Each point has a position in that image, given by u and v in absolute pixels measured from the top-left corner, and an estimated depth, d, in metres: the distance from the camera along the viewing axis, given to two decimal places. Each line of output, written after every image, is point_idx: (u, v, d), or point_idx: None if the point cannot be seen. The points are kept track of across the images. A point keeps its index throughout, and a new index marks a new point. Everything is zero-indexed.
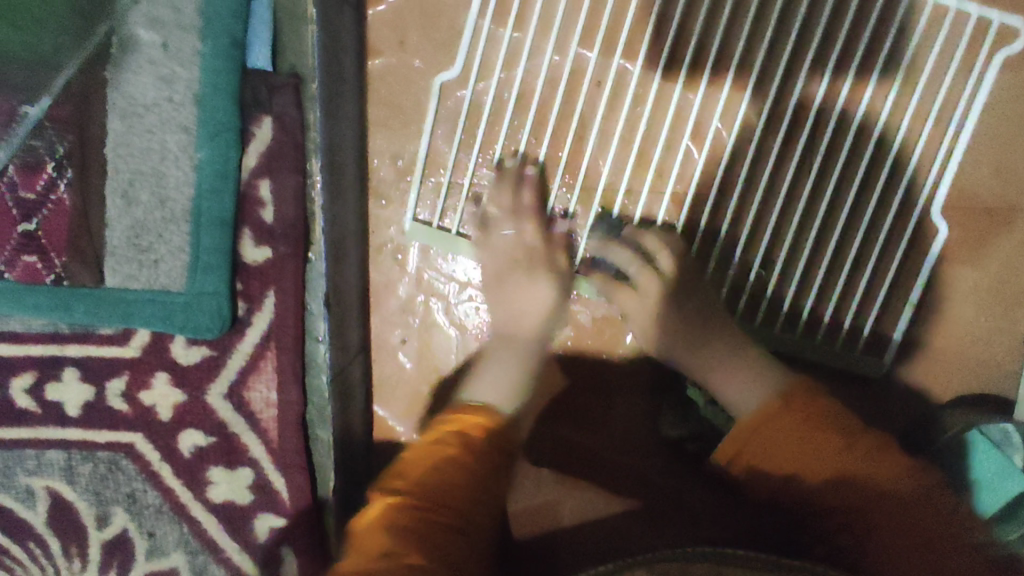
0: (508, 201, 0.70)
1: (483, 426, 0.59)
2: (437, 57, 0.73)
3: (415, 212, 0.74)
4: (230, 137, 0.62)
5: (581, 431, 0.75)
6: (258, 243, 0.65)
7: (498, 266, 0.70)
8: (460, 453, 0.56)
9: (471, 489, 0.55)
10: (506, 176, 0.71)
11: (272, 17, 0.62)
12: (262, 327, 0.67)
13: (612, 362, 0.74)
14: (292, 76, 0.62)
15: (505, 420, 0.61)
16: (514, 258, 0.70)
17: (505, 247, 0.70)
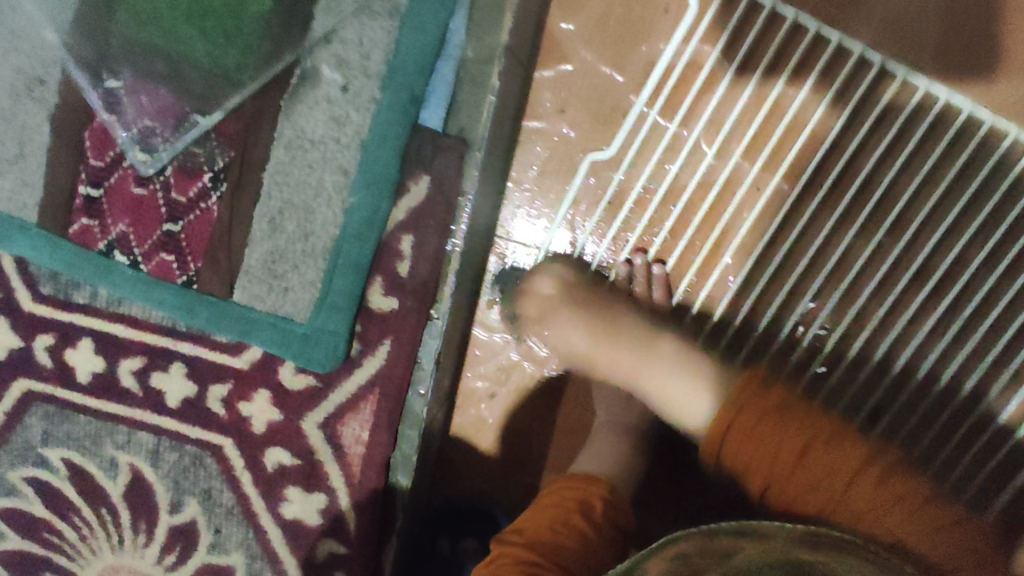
0: (638, 296, 0.71)
1: (602, 496, 0.66)
2: (593, 132, 0.72)
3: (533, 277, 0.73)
4: (386, 188, 0.62)
5: (652, 521, 0.76)
6: (386, 292, 0.65)
7: None
8: (580, 514, 0.63)
9: (582, 555, 0.59)
10: (634, 270, 0.71)
11: (454, 78, 0.61)
12: (370, 370, 0.68)
13: (699, 465, 0.76)
14: (460, 141, 0.62)
15: (613, 494, 0.67)
16: None
17: None
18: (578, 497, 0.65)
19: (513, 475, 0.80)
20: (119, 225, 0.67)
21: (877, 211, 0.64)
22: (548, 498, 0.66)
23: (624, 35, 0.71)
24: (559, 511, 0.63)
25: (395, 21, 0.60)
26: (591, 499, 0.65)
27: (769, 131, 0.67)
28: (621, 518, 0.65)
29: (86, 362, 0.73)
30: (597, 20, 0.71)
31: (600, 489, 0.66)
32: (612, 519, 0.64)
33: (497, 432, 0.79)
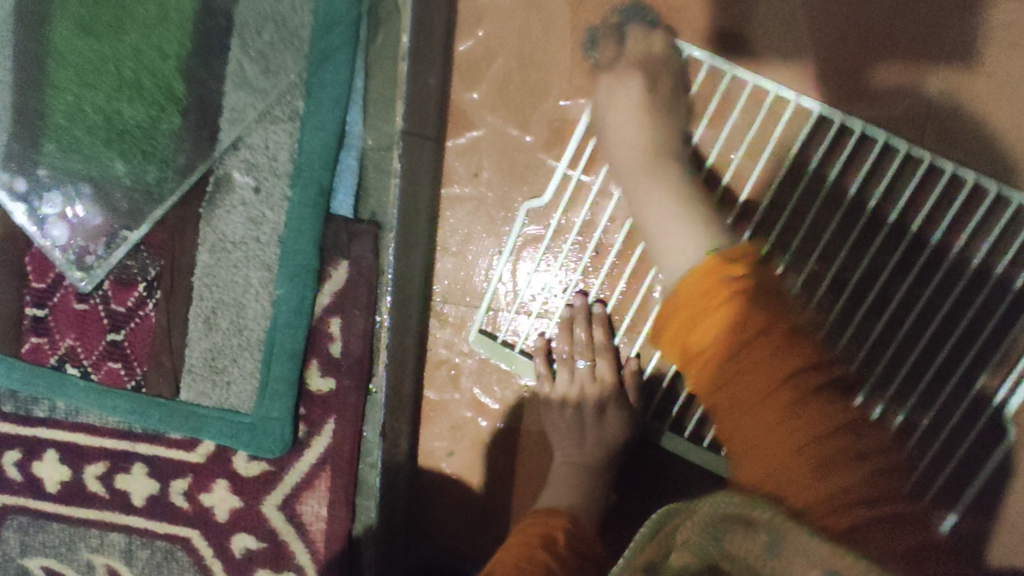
0: (583, 334, 0.72)
1: (563, 527, 0.66)
2: (509, 190, 0.75)
3: (481, 324, 0.76)
4: (308, 278, 0.65)
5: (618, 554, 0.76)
6: (324, 373, 0.68)
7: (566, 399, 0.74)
8: (541, 550, 0.62)
9: None
10: (577, 312, 0.72)
11: (358, 167, 0.65)
12: (320, 449, 0.70)
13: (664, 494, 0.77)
14: (372, 224, 0.65)
15: (573, 522, 0.67)
16: (584, 389, 0.73)
17: (578, 377, 0.74)
18: (541, 530, 0.65)
19: (482, 528, 0.80)
20: (66, 340, 0.70)
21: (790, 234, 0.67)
22: (526, 534, 0.65)
23: (524, 95, 0.73)
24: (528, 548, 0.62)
25: (295, 122, 0.63)
26: (553, 531, 0.65)
27: None
28: (585, 546, 0.65)
29: (53, 472, 0.75)
30: (497, 85, 0.74)
31: (562, 520, 0.67)
32: (577, 550, 0.64)
33: (461, 490, 0.81)
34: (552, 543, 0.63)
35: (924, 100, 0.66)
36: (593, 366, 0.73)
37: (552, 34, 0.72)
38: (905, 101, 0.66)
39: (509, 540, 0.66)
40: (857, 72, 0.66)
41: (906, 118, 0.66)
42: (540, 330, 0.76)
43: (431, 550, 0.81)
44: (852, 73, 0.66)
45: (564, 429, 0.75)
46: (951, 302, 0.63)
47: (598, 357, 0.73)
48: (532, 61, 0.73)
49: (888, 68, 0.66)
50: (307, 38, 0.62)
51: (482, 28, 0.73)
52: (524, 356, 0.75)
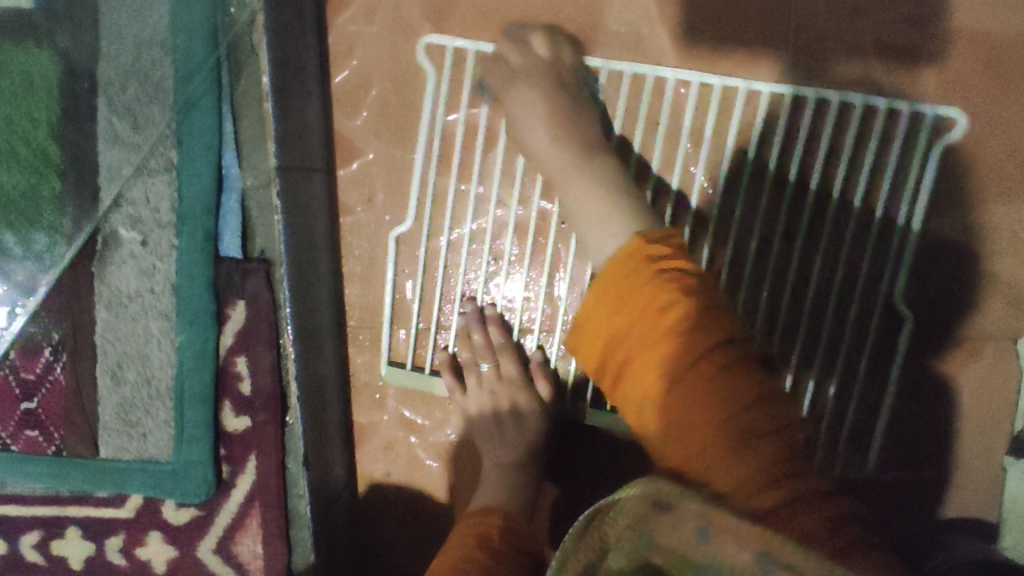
0: (478, 340, 0.75)
1: (498, 524, 0.68)
2: (405, 208, 0.77)
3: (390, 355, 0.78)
4: (206, 321, 0.66)
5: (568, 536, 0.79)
6: (238, 412, 0.69)
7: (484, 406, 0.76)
8: (477, 551, 0.63)
9: None
10: (472, 317, 0.75)
11: (241, 208, 0.67)
12: (247, 487, 0.71)
13: (602, 475, 0.78)
14: (263, 261, 0.67)
15: (509, 518, 0.69)
16: (494, 391, 0.75)
17: (486, 383, 0.76)
18: (476, 527, 0.67)
19: (429, 541, 0.81)
20: None
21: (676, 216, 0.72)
22: (469, 537, 0.66)
23: (405, 116, 0.75)
24: (469, 548, 0.64)
25: (172, 172, 0.65)
26: (495, 530, 0.67)
27: None
28: (521, 537, 0.67)
29: None
30: (378, 109, 0.76)
31: (497, 517, 0.69)
32: (517, 544, 0.66)
33: (403, 508, 0.82)
34: (495, 546, 0.65)
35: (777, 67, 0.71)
36: (497, 367, 0.75)
37: (423, 53, 0.74)
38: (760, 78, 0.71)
39: (447, 541, 0.68)
40: (714, 54, 0.72)
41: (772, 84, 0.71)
42: (444, 344, 0.78)
43: (381, 571, 0.82)
44: (702, 55, 0.72)
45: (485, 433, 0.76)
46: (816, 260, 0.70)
47: (499, 357, 0.75)
48: (408, 82, 0.75)
49: (741, 43, 0.71)
50: (172, 90, 0.64)
51: (357, 57, 0.75)
52: (433, 375, 0.77)
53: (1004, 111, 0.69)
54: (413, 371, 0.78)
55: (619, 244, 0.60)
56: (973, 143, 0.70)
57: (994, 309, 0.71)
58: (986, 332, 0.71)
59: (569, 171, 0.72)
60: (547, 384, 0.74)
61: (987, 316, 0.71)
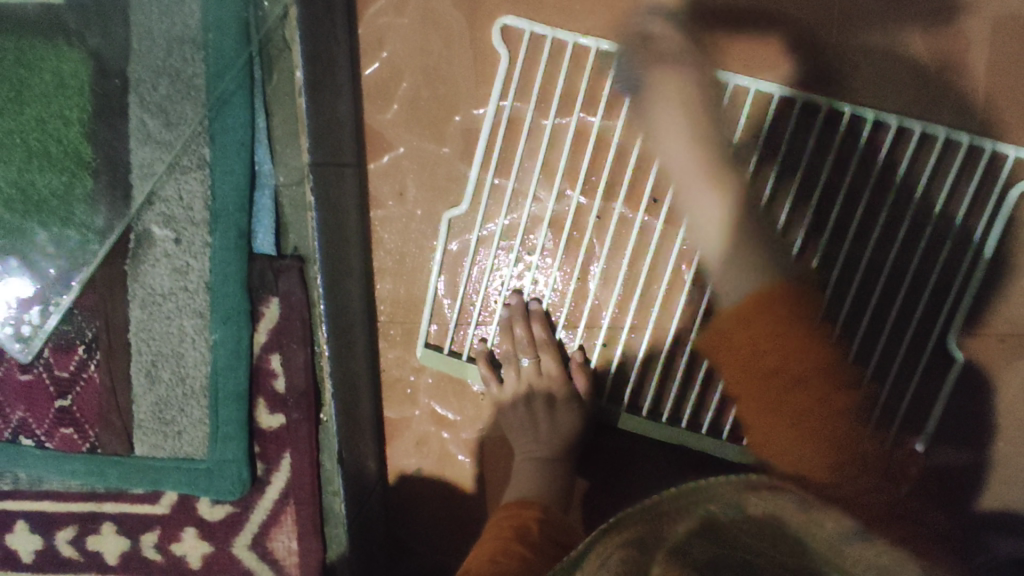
0: (521, 333, 0.74)
1: (537, 518, 0.68)
2: (436, 203, 0.76)
3: (426, 337, 0.77)
4: (241, 319, 0.66)
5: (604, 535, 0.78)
6: (272, 410, 0.69)
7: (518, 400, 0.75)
8: (515, 542, 0.64)
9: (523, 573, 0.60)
10: (514, 311, 0.74)
11: (274, 204, 0.65)
12: (281, 484, 0.71)
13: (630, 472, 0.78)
14: (296, 258, 0.66)
15: (546, 512, 0.69)
16: (532, 387, 0.75)
17: (524, 377, 0.75)
18: (514, 521, 0.68)
19: (461, 536, 0.82)
20: (17, 412, 0.70)
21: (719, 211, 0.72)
22: (508, 532, 0.66)
23: (436, 110, 0.74)
24: (509, 542, 0.64)
25: (205, 170, 0.64)
26: (537, 529, 0.67)
27: (597, 159, 0.73)
28: (559, 533, 0.67)
29: (27, 542, 0.75)
30: (408, 103, 0.74)
31: (534, 510, 0.69)
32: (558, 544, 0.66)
33: (435, 503, 0.82)
34: (537, 544, 0.65)
35: (819, 58, 0.70)
36: (537, 362, 0.74)
37: (454, 45, 0.73)
38: (803, 65, 0.70)
39: (485, 534, 0.68)
40: (753, 42, 0.70)
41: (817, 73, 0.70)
42: (482, 336, 0.76)
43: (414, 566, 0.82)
44: (741, 45, 0.70)
45: (517, 428, 0.75)
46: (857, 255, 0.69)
47: (541, 352, 0.74)
48: (440, 75, 0.73)
49: (781, 33, 0.70)
50: (203, 87, 0.63)
51: (387, 49, 0.73)
52: (470, 364, 0.75)
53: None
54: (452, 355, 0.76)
55: (754, 286, 0.60)
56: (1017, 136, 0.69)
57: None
58: None
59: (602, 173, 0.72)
60: (588, 379, 0.74)
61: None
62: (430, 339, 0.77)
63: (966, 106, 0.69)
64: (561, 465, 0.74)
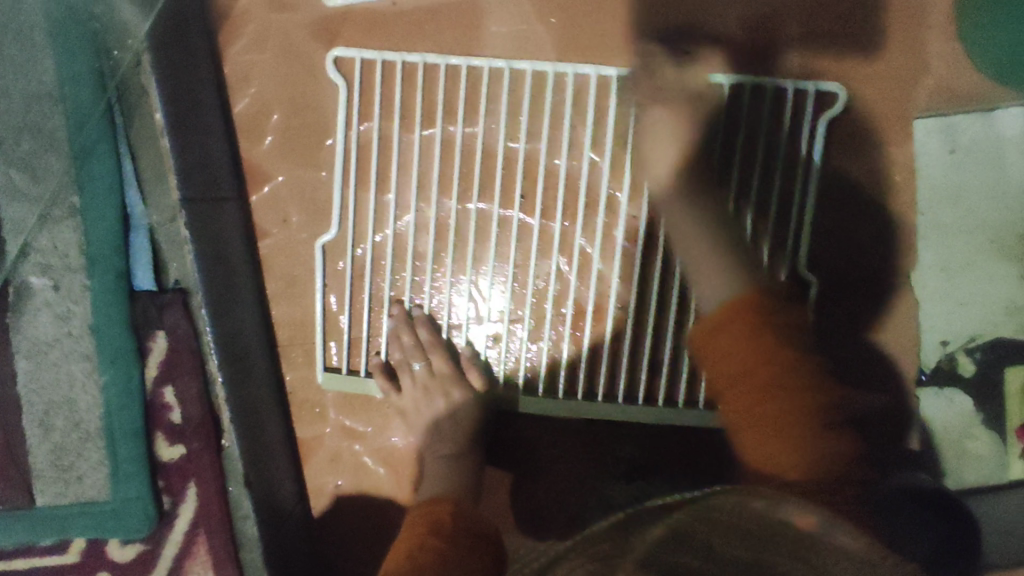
0: (410, 340, 0.79)
1: (448, 511, 0.72)
2: (320, 226, 0.79)
3: (324, 362, 0.80)
4: (129, 357, 0.67)
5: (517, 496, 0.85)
6: (171, 443, 0.71)
7: (418, 401, 0.80)
8: (428, 538, 0.69)
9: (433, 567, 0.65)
10: (400, 321, 0.79)
11: (150, 244, 0.68)
12: (189, 516, 0.72)
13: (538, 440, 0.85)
14: (178, 292, 0.69)
15: (458, 504, 0.73)
16: (429, 388, 0.79)
17: (420, 381, 0.79)
18: (425, 517, 0.72)
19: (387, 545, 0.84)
20: None
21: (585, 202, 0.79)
22: (423, 532, 0.70)
23: (308, 137, 0.78)
24: (422, 541, 0.69)
25: (76, 217, 0.66)
26: (452, 525, 0.71)
27: (467, 165, 0.79)
28: (471, 522, 0.72)
29: None
30: (281, 134, 0.78)
31: (446, 505, 0.73)
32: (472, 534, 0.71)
33: (358, 515, 0.84)
34: (449, 539, 0.69)
35: (651, 55, 0.78)
36: (429, 365, 0.79)
37: (317, 75, 0.77)
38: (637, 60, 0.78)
39: (402, 530, 0.73)
40: (590, 45, 0.78)
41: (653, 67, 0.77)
42: (375, 352, 0.81)
43: None
44: (580, 49, 0.78)
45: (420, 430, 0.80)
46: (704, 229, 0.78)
47: (430, 355, 0.79)
48: (308, 105, 0.78)
49: (613, 36, 0.78)
50: (64, 138, 0.65)
51: (254, 86, 0.78)
52: (368, 380, 0.79)
53: (849, 76, 0.78)
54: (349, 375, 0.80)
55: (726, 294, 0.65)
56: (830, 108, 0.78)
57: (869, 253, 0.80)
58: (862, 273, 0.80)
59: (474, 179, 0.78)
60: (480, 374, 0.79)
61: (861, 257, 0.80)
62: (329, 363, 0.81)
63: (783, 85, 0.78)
64: (466, 454, 0.79)
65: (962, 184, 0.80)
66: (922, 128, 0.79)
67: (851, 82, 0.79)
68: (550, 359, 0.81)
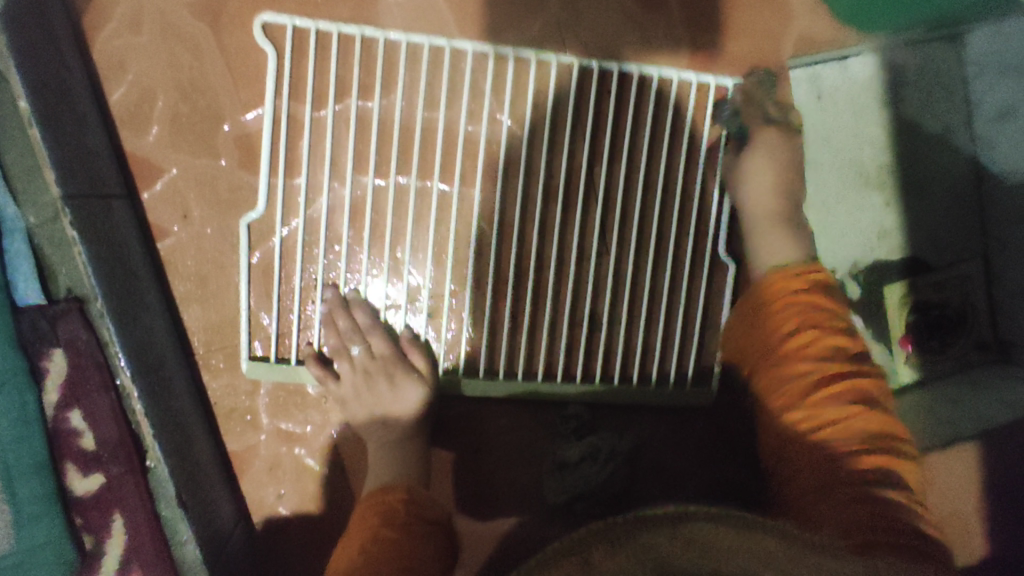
0: (346, 321, 0.74)
1: (400, 497, 0.67)
2: (227, 217, 0.74)
3: (249, 352, 0.74)
4: (21, 381, 0.59)
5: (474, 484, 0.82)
6: (85, 472, 0.63)
7: (358, 387, 0.75)
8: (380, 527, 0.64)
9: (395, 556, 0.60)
10: (333, 304, 0.74)
11: (31, 249, 0.61)
12: (118, 552, 0.64)
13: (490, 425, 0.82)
14: (74, 300, 0.61)
15: (409, 487, 0.69)
16: (369, 371, 0.75)
17: (360, 363, 0.75)
18: (377, 508, 0.66)
19: None
20: None
21: (506, 165, 0.78)
22: (379, 521, 0.65)
23: (200, 124, 0.72)
24: (375, 531, 0.63)
25: None
26: (410, 515, 0.66)
27: (382, 137, 0.75)
28: (426, 510, 0.67)
29: None
30: (169, 123, 0.72)
31: (398, 492, 0.68)
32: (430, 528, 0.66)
33: (305, 525, 0.78)
34: (405, 526, 0.64)
35: (547, 19, 0.80)
36: (368, 348, 0.75)
37: (202, 54, 0.72)
38: (535, 23, 0.79)
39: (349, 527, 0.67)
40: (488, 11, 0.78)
41: (552, 29, 0.80)
42: (309, 340, 0.76)
43: None
44: (479, 17, 0.78)
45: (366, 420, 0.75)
46: (622, 179, 0.80)
47: (369, 338, 0.75)
48: (196, 89, 0.72)
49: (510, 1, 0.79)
50: None
51: (131, 72, 0.71)
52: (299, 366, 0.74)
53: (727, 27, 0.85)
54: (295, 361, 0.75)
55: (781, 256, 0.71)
56: (718, 57, 0.84)
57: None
58: None
59: (392, 154, 0.74)
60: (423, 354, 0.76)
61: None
62: (255, 352, 0.75)
63: (673, 39, 0.83)
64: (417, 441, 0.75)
65: (829, 128, 0.89)
66: (793, 79, 0.88)
67: (731, 32, 0.85)
68: (491, 326, 0.78)
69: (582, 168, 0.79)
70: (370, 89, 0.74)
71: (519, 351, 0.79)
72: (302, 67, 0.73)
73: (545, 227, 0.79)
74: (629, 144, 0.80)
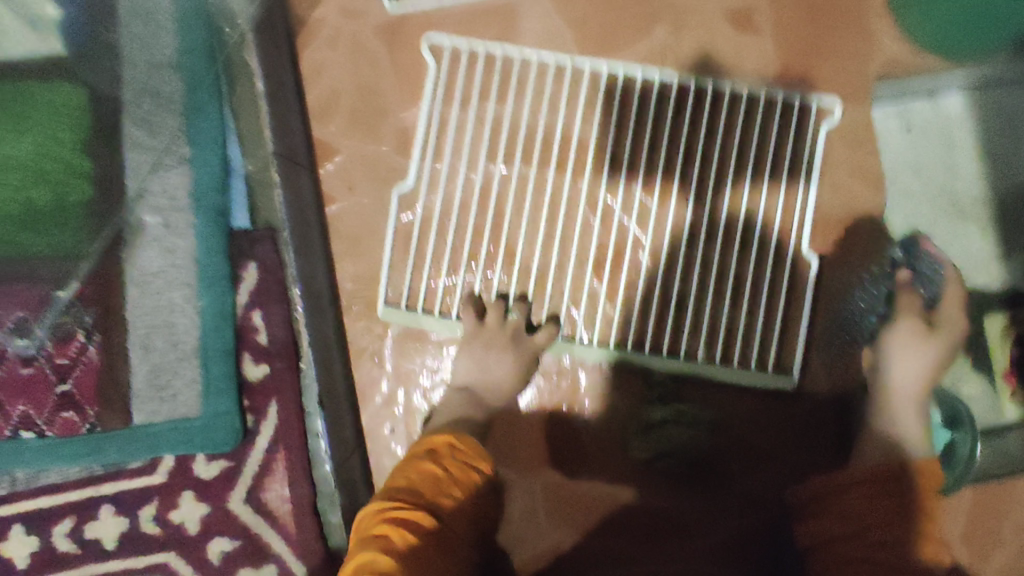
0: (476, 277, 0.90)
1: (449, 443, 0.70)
2: (381, 191, 0.93)
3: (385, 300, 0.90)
4: (225, 284, 0.79)
5: (561, 446, 0.91)
6: (257, 362, 0.81)
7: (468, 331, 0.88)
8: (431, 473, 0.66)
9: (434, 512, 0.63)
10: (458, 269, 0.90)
11: (247, 189, 0.81)
12: (270, 433, 0.81)
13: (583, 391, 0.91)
14: (268, 229, 0.81)
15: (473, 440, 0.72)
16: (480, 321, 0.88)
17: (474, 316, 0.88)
18: (426, 448, 0.70)
19: None
20: (17, 408, 0.78)
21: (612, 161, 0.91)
22: (442, 467, 0.67)
23: (371, 118, 0.93)
24: (437, 479, 0.65)
25: (186, 165, 0.79)
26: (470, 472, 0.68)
27: (509, 135, 0.92)
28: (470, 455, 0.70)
29: (22, 547, 0.80)
30: (348, 116, 0.93)
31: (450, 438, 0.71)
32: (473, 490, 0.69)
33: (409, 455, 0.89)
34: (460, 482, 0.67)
35: (654, 42, 0.93)
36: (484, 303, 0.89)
37: (379, 68, 0.93)
38: (644, 46, 0.92)
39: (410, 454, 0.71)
40: (605, 36, 0.93)
41: (661, 52, 0.92)
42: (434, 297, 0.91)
43: None
44: (597, 39, 0.93)
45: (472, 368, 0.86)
46: (712, 180, 0.90)
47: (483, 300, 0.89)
48: (371, 92, 0.93)
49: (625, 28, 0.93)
50: (180, 99, 0.79)
51: (326, 77, 0.93)
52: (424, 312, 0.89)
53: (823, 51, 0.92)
54: (441, 317, 0.89)
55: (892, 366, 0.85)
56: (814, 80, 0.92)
57: (860, 199, 0.92)
58: (863, 215, 0.91)
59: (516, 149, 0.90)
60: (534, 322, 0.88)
61: (849, 201, 0.92)
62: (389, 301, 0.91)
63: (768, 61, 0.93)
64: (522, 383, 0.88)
65: (919, 157, 0.90)
66: (878, 113, 0.92)
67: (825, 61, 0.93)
68: (586, 297, 0.90)
69: (676, 169, 0.90)
70: (503, 95, 0.91)
71: (611, 322, 0.90)
72: (452, 78, 0.93)
73: (641, 217, 0.90)
74: (722, 151, 0.90)
